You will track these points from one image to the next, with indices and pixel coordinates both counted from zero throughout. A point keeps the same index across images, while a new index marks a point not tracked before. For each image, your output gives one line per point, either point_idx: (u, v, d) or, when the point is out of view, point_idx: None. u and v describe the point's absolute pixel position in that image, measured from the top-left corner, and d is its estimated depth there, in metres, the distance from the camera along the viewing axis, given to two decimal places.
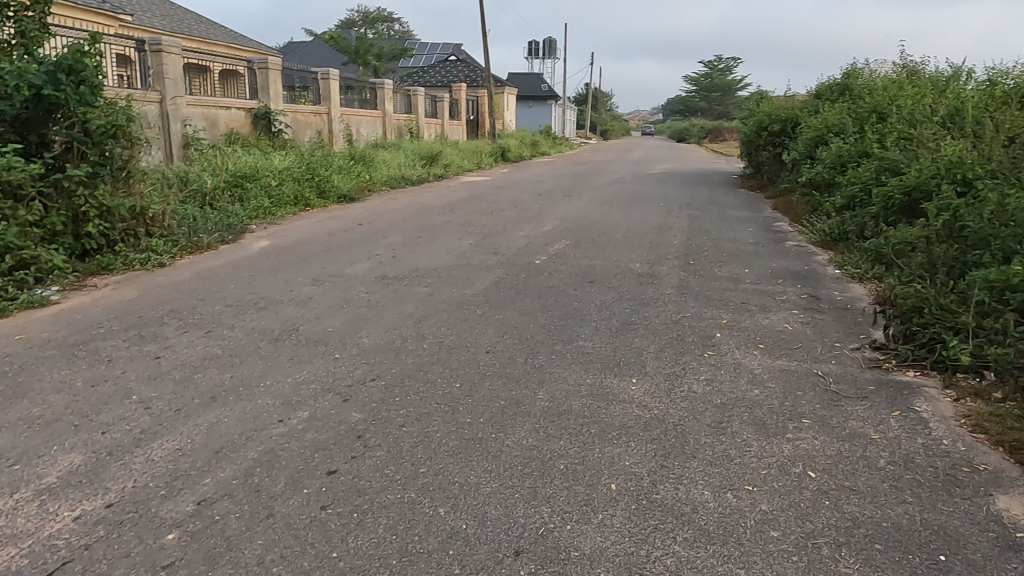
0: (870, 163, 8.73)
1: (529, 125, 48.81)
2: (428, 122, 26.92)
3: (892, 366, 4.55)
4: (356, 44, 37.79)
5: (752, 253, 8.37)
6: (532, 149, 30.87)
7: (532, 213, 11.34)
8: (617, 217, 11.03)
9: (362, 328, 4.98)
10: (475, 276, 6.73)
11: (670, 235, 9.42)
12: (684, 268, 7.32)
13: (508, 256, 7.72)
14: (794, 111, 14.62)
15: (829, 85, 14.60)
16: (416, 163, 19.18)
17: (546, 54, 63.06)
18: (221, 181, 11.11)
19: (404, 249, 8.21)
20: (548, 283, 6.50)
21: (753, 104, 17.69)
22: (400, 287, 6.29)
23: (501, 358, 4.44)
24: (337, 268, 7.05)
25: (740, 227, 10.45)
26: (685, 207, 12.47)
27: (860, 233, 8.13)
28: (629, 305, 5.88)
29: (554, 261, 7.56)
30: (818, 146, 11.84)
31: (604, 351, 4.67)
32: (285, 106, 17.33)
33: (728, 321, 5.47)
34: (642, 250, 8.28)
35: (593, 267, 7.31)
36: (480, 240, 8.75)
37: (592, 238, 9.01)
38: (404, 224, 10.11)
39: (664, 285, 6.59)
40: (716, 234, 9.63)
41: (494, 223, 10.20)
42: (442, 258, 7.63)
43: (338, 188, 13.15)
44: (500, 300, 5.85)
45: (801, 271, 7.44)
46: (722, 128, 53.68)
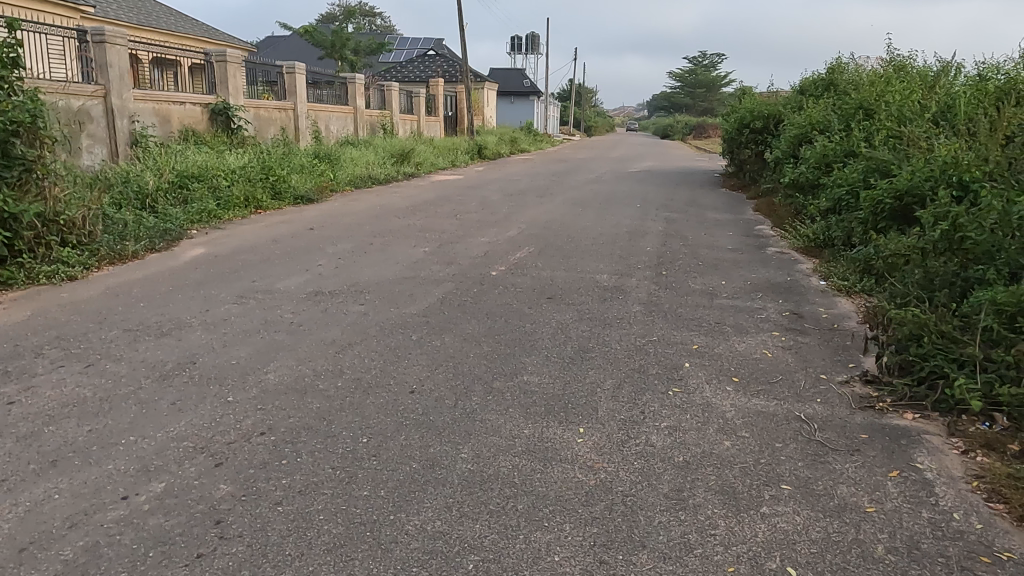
0: (857, 163, 8.10)
1: (510, 121, 48.09)
2: (403, 118, 26.14)
3: (886, 407, 3.87)
4: (332, 38, 36.90)
5: (730, 261, 7.71)
6: (511, 146, 30.14)
7: (498, 216, 10.63)
8: (589, 220, 10.35)
9: (271, 361, 4.26)
10: (420, 292, 6.02)
11: (643, 241, 8.74)
12: (655, 280, 6.65)
13: (462, 268, 7.01)
14: (776, 108, 13.99)
15: (813, 81, 13.99)
16: (386, 161, 18.40)
17: (529, 49, 62.35)
18: (164, 182, 10.34)
19: (350, 258, 7.47)
20: (501, 300, 5.80)
21: (735, 100, 17.05)
22: (332, 306, 5.57)
23: (427, 400, 3.74)
24: (267, 282, 6.32)
25: (719, 231, 9.79)
26: (663, 209, 11.80)
27: (847, 239, 7.49)
28: (588, 326, 5.20)
29: (512, 273, 6.86)
30: (801, 144, 11.21)
31: (552, 388, 3.98)
32: (247, 101, 16.51)
33: (698, 346, 4.79)
34: (611, 259, 7.60)
35: (554, 280, 6.63)
36: (435, 248, 8.03)
37: (558, 245, 8.31)
38: (358, 229, 9.37)
39: (631, 301, 5.91)
40: (692, 240, 8.97)
41: (456, 228, 9.48)
42: (389, 269, 6.91)
43: (295, 189, 12.38)
44: (442, 322, 5.14)
45: (783, 283, 6.78)
46: (706, 125, 53.19)
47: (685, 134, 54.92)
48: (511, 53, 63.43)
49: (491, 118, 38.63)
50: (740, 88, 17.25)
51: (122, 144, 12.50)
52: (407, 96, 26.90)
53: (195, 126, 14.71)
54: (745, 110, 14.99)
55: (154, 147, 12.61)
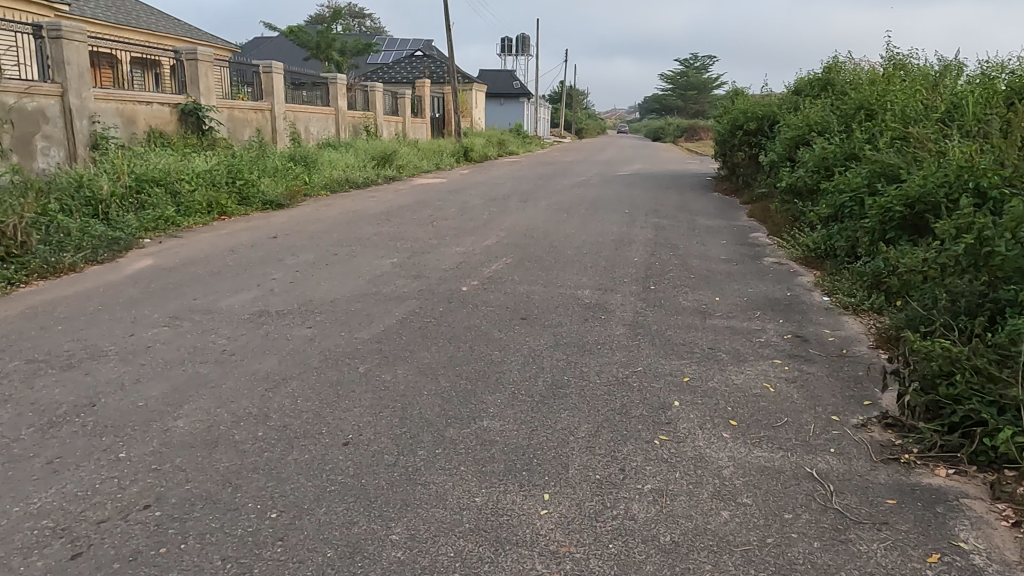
0: (861, 167, 7.51)
1: (500, 123, 47.49)
2: (387, 120, 25.48)
3: (914, 460, 3.25)
4: (317, 38, 36.21)
5: (725, 274, 7.08)
6: (499, 148, 29.49)
7: (478, 223, 9.99)
8: (573, 227, 9.73)
9: (185, 402, 3.61)
10: (378, 312, 5.36)
11: (631, 251, 8.11)
12: (641, 296, 6.03)
13: (431, 282, 6.37)
14: (771, 109, 13.39)
15: (809, 81, 13.41)
16: (366, 164, 17.72)
17: (519, 51, 61.85)
18: (119, 186, 9.65)
19: (309, 271, 6.82)
20: (468, 321, 5.16)
21: (728, 102, 16.46)
22: (276, 329, 4.91)
23: (362, 456, 3.08)
24: (210, 301, 5.66)
25: (712, 239, 9.17)
26: (653, 215, 11.19)
27: (851, 250, 6.90)
28: (565, 353, 4.57)
29: (485, 288, 6.22)
30: (798, 147, 10.62)
31: (516, 436, 3.33)
32: (220, 101, 15.81)
33: (690, 379, 4.16)
34: (596, 271, 6.97)
35: (531, 296, 5.99)
36: (404, 260, 7.37)
37: (539, 255, 7.67)
38: (324, 238, 8.71)
39: (614, 323, 5.28)
40: (683, 249, 8.36)
41: (430, 236, 8.84)
42: (350, 284, 6.25)
43: (264, 193, 11.70)
44: (399, 350, 4.50)
45: (782, 300, 6.16)
46: (697, 127, 52.72)
47: (676, 137, 54.41)
48: (502, 54, 62.81)
49: (479, 120, 37.97)
50: (733, 89, 16.66)
51: (81, 146, 11.79)
52: (392, 97, 26.23)
53: (164, 127, 14.01)
54: (738, 111, 14.39)
55: (116, 149, 11.91)
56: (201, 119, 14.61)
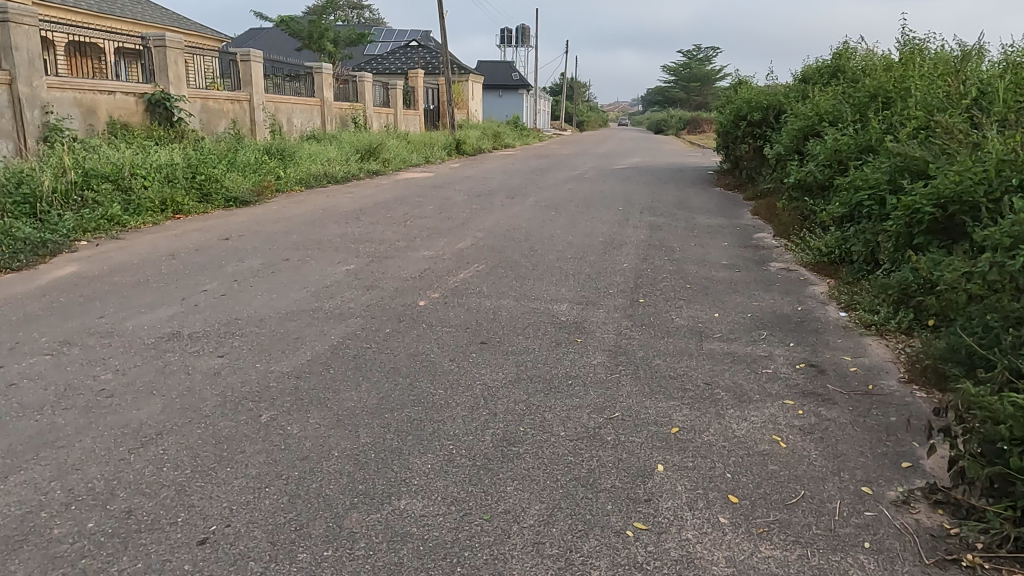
0: (881, 161, 6.62)
1: (497, 116, 46.50)
2: (377, 111, 24.54)
3: (980, 563, 2.36)
4: (309, 27, 35.19)
5: (725, 283, 6.21)
6: (494, 141, 28.55)
7: (456, 222, 9.12)
8: (559, 227, 8.85)
9: (13, 472, 2.75)
10: (312, 335, 4.50)
11: (620, 255, 7.23)
12: (627, 313, 5.16)
13: (384, 295, 5.50)
14: (777, 99, 12.47)
15: (818, 68, 12.47)
16: (349, 158, 16.84)
17: (518, 42, 60.78)
18: (60, 181, 8.77)
19: (248, 281, 5.96)
20: (415, 347, 4.30)
21: (730, 92, 15.53)
22: (180, 358, 4.06)
23: (217, 565, 2.22)
24: (116, 319, 4.79)
25: (712, 240, 8.29)
26: (648, 213, 10.29)
27: (870, 256, 6.01)
28: (526, 392, 3.70)
29: (446, 301, 5.36)
30: (807, 138, 9.72)
31: (438, 527, 2.47)
32: (191, 91, 14.91)
33: (679, 430, 3.30)
34: (578, 280, 6.10)
35: (497, 312, 5.13)
36: (362, 267, 6.51)
37: (516, 261, 6.80)
38: (280, 240, 7.84)
39: (593, 348, 4.42)
40: (679, 252, 7.48)
41: (399, 238, 7.97)
42: (289, 298, 5.39)
43: (228, 189, 10.82)
44: (319, 388, 3.64)
45: (792, 316, 5.28)
46: (700, 120, 51.67)
47: (678, 130, 53.46)
48: (501, 45, 61.70)
49: (476, 112, 37.05)
50: (736, 78, 15.72)
51: (31, 138, 10.92)
52: (382, 87, 25.29)
53: (128, 118, 13.14)
54: (741, 100, 13.47)
55: (69, 140, 11.03)
56: (169, 110, 13.72)
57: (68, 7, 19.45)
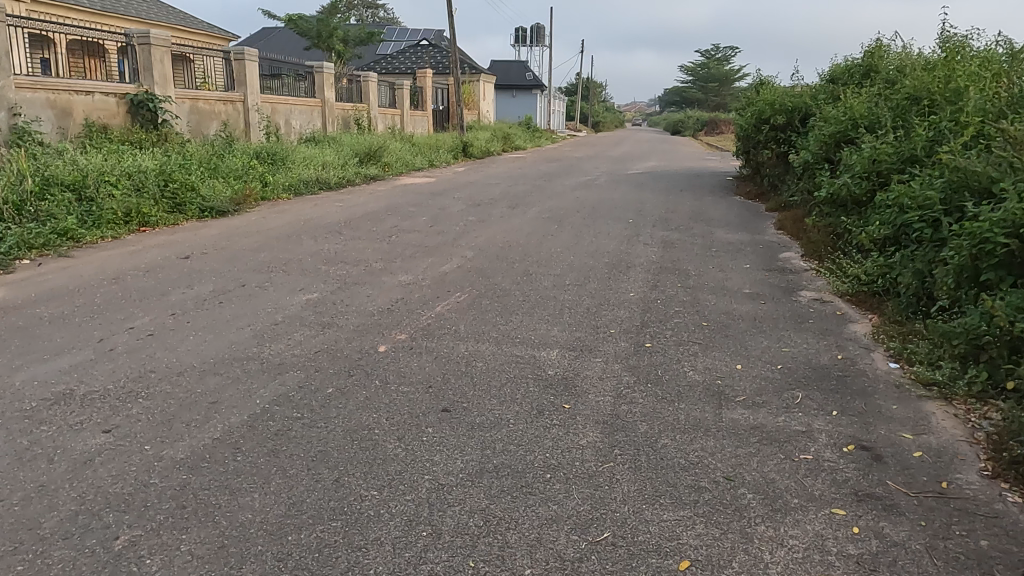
0: (932, 175, 5.64)
1: (510, 116, 45.62)
2: (383, 112, 23.74)
3: None
4: (317, 26, 34.50)
5: (749, 320, 5.27)
6: (504, 143, 27.66)
7: (447, 237, 8.24)
8: (560, 244, 7.93)
9: None
10: (234, 397, 3.63)
11: (626, 282, 6.31)
12: (628, 365, 4.24)
13: (340, 336, 4.61)
14: (803, 100, 11.47)
15: (848, 67, 11.46)
16: (347, 162, 16.00)
17: (532, 42, 59.86)
18: (12, 191, 7.98)
19: (188, 315, 5.10)
20: (358, 419, 3.41)
21: (751, 93, 14.53)
22: (54, 432, 3.20)
23: None
24: (2, 371, 3.94)
25: (732, 261, 7.34)
26: (662, 226, 9.35)
27: (923, 289, 5.04)
28: (487, 493, 2.80)
29: (412, 346, 4.47)
30: (838, 145, 8.75)
31: None
32: (180, 91, 14.14)
33: (688, 566, 2.40)
34: (574, 317, 5.19)
35: (470, 362, 4.23)
36: (326, 297, 5.64)
37: (504, 289, 5.90)
38: (244, 260, 6.97)
39: (582, 418, 3.51)
40: (694, 278, 6.54)
41: (379, 258, 7.09)
42: (226, 340, 4.51)
43: (204, 197, 9.99)
44: (215, 488, 2.76)
45: (831, 368, 4.33)
46: (718, 121, 50.54)
47: (696, 131, 52.30)
48: (516, 44, 60.79)
49: (487, 113, 36.19)
50: (757, 78, 14.71)
51: None
52: (389, 88, 24.48)
53: (108, 121, 12.37)
54: (764, 102, 12.45)
55: (36, 145, 10.26)
56: (154, 111, 12.94)
57: (70, 4, 18.97)
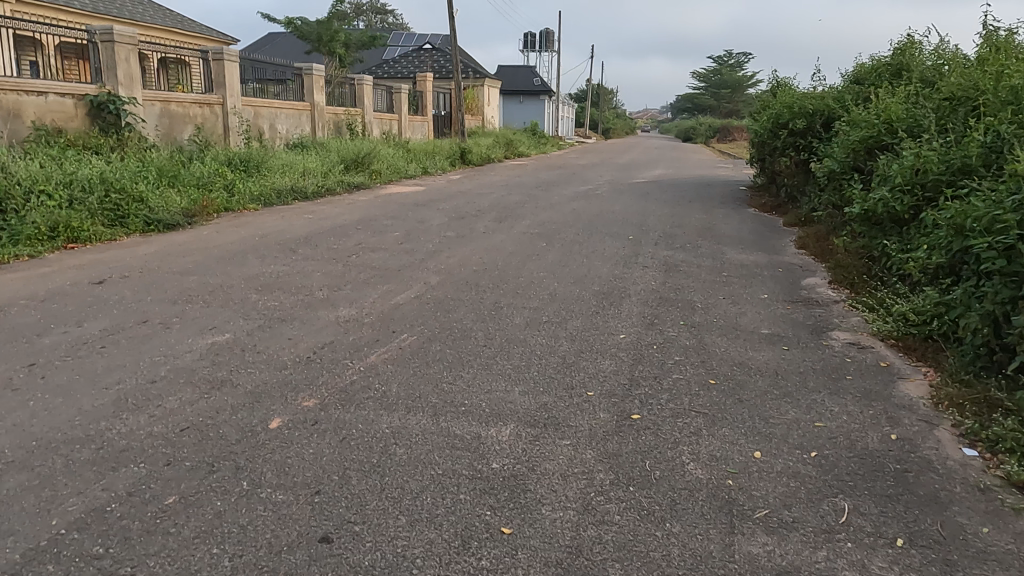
0: (1000, 188, 4.46)
1: (516, 123, 44.56)
2: (378, 117, 22.67)
3: None
4: (318, 29, 33.48)
5: (769, 376, 4.10)
6: (507, 150, 26.56)
7: (415, 258, 7.12)
8: (544, 268, 6.78)
9: None
10: (24, 514, 2.49)
11: (616, 319, 5.15)
12: (603, 453, 3.10)
13: (226, 402, 3.49)
14: (826, 103, 10.28)
15: (876, 66, 10.27)
16: (332, 169, 14.92)
17: (541, 47, 58.80)
18: None
19: (49, 366, 3.98)
20: (188, 560, 2.27)
21: (767, 97, 13.36)
22: None
23: None
24: None
25: (746, 290, 6.17)
26: (665, 244, 8.19)
27: (998, 338, 3.87)
28: None
29: (318, 420, 3.34)
30: (870, 152, 7.57)
31: None
32: (149, 93, 13.11)
33: None
34: (544, 372, 4.05)
35: (388, 446, 3.09)
36: (238, 339, 4.52)
37: (464, 330, 4.76)
38: (165, 287, 5.87)
39: (525, 555, 2.37)
40: (701, 313, 5.38)
41: (326, 285, 5.98)
42: (72, 410, 3.39)
43: (152, 209, 8.90)
44: None
45: (885, 457, 3.16)
46: (729, 128, 49.22)
47: (707, 138, 51.10)
48: (524, 49, 59.75)
49: (492, 119, 35.18)
50: (774, 80, 13.51)
51: None
52: (386, 92, 23.42)
53: (64, 123, 11.35)
54: (782, 105, 11.25)
55: None
56: (116, 114, 11.91)
57: (56, 5, 17.73)
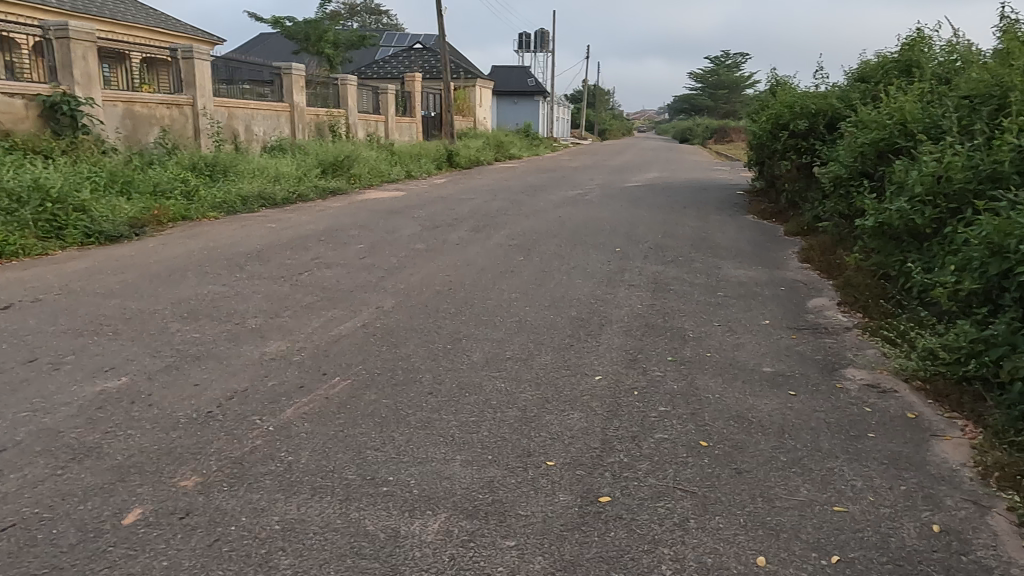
0: None
1: (510, 124, 43.83)
2: (363, 118, 21.90)
3: None
4: (306, 28, 32.69)
5: (774, 435, 3.34)
6: (497, 152, 25.81)
7: (374, 275, 6.36)
8: (517, 287, 6.03)
9: None
10: None
11: (592, 354, 4.39)
12: (554, 561, 2.34)
13: (81, 483, 2.72)
14: (829, 103, 9.54)
15: (883, 63, 9.51)
16: (307, 173, 14.14)
17: (536, 47, 58.09)
18: None
19: None
20: None
21: (764, 97, 12.62)
22: None
23: None
24: None
25: (744, 314, 5.40)
26: (656, 258, 7.43)
27: None
28: None
29: (191, 511, 2.57)
30: (881, 156, 6.80)
31: None
32: (110, 92, 12.33)
33: None
34: (497, 431, 3.28)
35: (273, 554, 2.33)
36: (134, 384, 3.75)
37: (408, 372, 3.99)
38: (76, 314, 5.10)
39: None
40: (691, 345, 4.61)
41: (264, 310, 5.22)
42: None
43: (94, 219, 8.11)
44: None
45: (929, 562, 2.41)
46: (727, 129, 48.55)
47: (705, 138, 50.44)
48: (519, 50, 59.03)
49: (484, 120, 34.41)
50: (773, 79, 12.76)
51: None
52: (372, 92, 22.65)
53: (13, 125, 10.56)
54: (782, 104, 10.49)
55: None
56: (71, 116, 11.14)
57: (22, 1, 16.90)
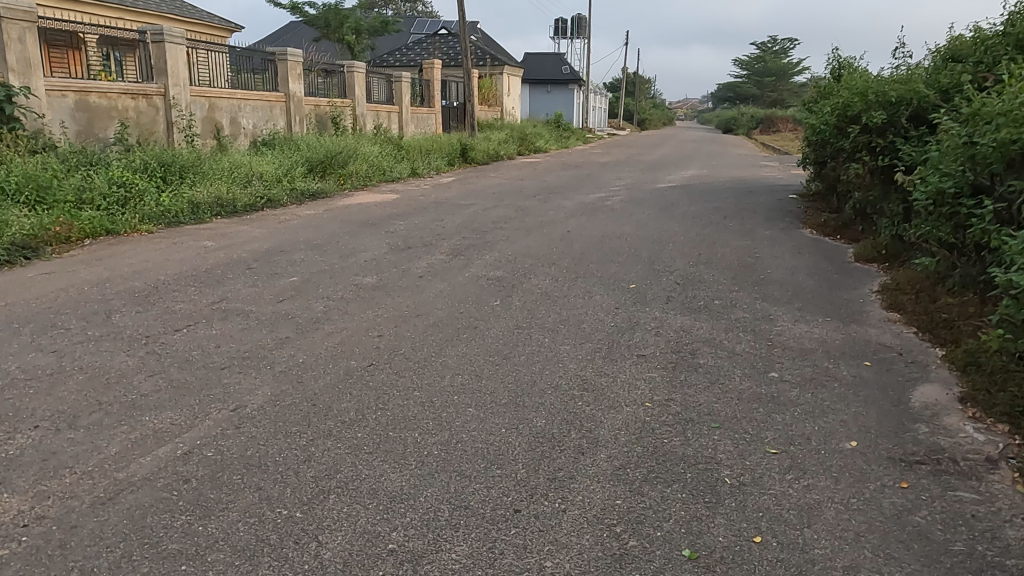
0: None
1: (542, 113, 41.74)
2: (373, 108, 20.10)
3: None
4: (326, 13, 31.05)
5: None
6: (522, 145, 23.86)
7: (279, 335, 4.50)
8: (470, 360, 4.11)
9: None
10: None
11: (543, 537, 2.46)
12: None
13: None
14: (914, 89, 7.36)
15: (983, 36, 7.29)
16: (290, 171, 12.39)
17: (573, 34, 55.79)
18: None
19: None
20: None
21: (825, 83, 10.41)
22: None
23: None
24: None
25: (814, 425, 3.39)
26: (682, 302, 5.42)
27: None
28: None
29: None
30: (1008, 166, 4.66)
31: None
32: (58, 81, 10.71)
33: None
34: None
35: None
36: None
37: None
38: None
39: None
40: (727, 512, 2.65)
41: (61, 411, 3.37)
42: None
43: None
44: None
45: None
46: (774, 119, 45.73)
47: (749, 129, 47.60)
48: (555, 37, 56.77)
49: (513, 109, 32.43)
50: (835, 62, 10.53)
51: None
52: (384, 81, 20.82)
53: None
54: (851, 91, 8.33)
55: None
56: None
57: None
